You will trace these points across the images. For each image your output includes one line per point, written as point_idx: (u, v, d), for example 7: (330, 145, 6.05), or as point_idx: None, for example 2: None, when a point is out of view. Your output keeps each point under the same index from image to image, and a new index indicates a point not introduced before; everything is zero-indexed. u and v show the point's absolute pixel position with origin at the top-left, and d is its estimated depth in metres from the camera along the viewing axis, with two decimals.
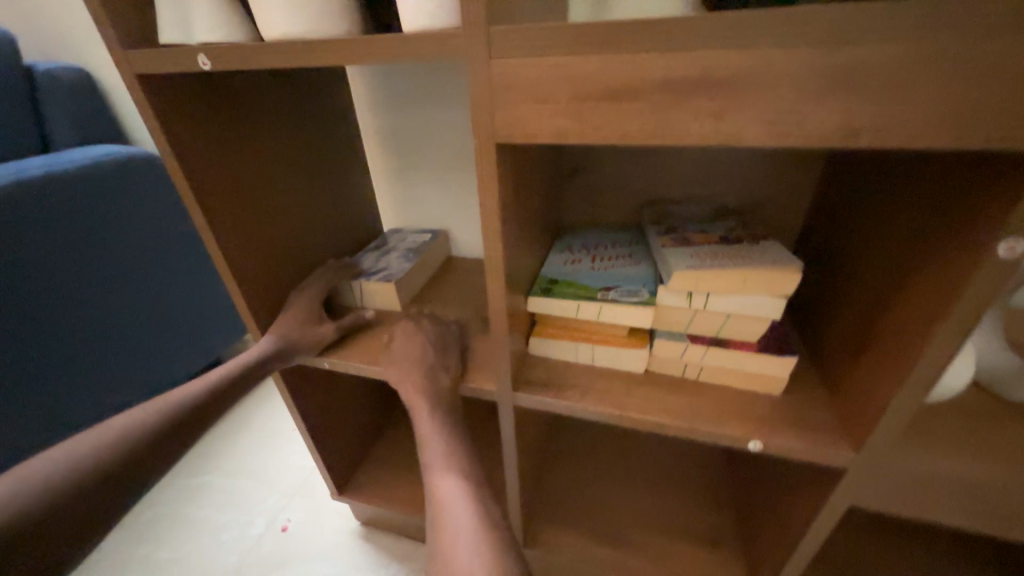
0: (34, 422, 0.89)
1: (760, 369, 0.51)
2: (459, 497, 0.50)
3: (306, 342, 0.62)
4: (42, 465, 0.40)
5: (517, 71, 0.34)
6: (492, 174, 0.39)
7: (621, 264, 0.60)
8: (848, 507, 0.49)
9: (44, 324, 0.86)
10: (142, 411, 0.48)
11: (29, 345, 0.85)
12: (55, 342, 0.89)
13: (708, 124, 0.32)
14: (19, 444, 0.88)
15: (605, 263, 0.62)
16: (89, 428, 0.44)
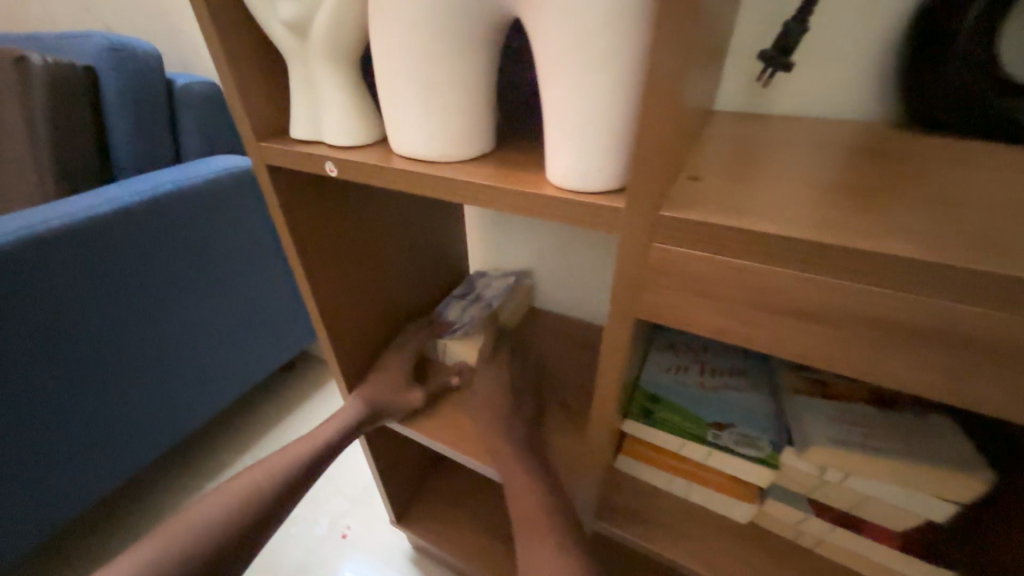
0: (153, 426, 0.94)
1: (891, 563, 0.44)
2: None
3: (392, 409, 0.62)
4: (170, 536, 0.50)
5: (680, 260, 0.28)
6: (620, 339, 0.34)
7: (736, 392, 0.52)
8: None
9: (168, 328, 0.92)
10: (244, 483, 0.55)
11: (156, 348, 0.91)
12: (177, 344, 0.94)
13: (928, 374, 0.25)
14: (146, 441, 0.94)
15: (713, 379, 0.54)
16: (216, 494, 0.54)
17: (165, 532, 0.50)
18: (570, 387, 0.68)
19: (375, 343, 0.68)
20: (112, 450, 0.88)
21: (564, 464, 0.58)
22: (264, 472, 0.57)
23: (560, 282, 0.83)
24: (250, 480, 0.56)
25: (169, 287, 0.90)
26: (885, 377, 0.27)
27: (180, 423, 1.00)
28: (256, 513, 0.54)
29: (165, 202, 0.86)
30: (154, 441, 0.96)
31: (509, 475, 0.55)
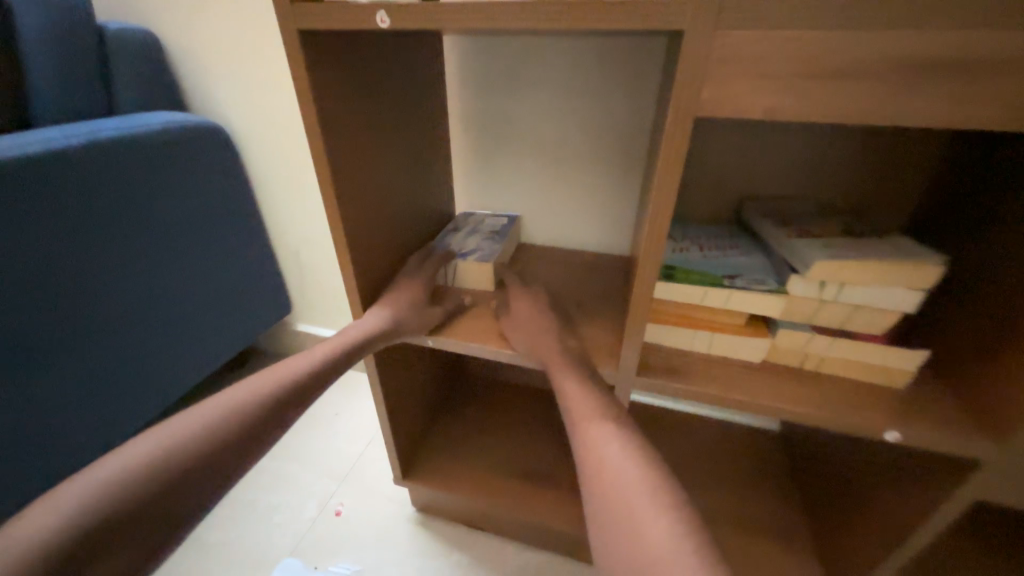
0: (91, 412, 0.82)
1: (887, 364, 0.51)
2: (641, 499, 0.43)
3: (415, 321, 0.61)
4: (174, 432, 0.45)
5: (741, 42, 0.34)
6: (679, 146, 0.40)
7: (736, 255, 0.60)
8: (976, 502, 0.49)
9: (108, 295, 0.81)
10: (253, 387, 0.51)
11: (94, 318, 0.79)
12: (119, 315, 0.83)
13: (931, 106, 0.33)
14: (85, 430, 0.81)
15: (715, 251, 0.61)
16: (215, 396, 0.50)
17: (167, 429, 0.45)
18: (581, 293, 0.71)
19: (385, 263, 0.66)
20: (39, 439, 0.75)
21: (597, 345, 0.60)
22: (274, 379, 0.53)
23: (553, 214, 0.83)
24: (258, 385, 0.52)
25: (112, 248, 0.80)
26: (900, 122, 0.34)
27: (131, 410, 0.88)
28: (267, 414, 0.50)
29: (103, 152, 0.76)
30: (94, 431, 0.83)
31: (550, 354, 0.58)
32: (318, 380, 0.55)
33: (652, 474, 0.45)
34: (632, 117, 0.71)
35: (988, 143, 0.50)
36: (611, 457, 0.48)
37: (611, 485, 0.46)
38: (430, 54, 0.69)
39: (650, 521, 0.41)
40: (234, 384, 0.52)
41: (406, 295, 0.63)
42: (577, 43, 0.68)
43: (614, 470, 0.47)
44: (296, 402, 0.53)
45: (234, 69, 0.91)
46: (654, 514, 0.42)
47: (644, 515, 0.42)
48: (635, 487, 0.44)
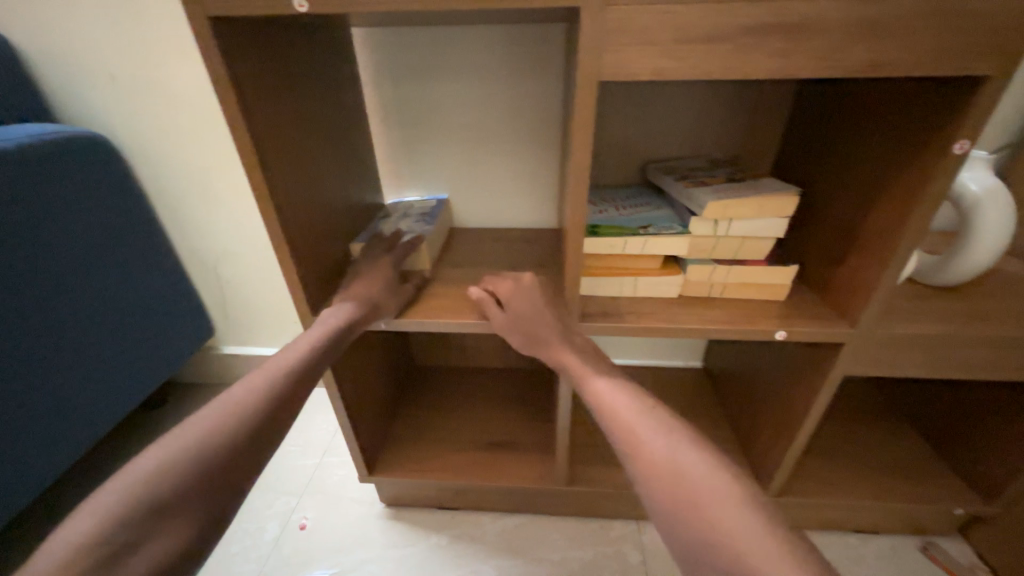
0: None
1: (771, 280, 0.63)
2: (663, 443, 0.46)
3: (384, 304, 0.63)
4: (159, 456, 0.44)
5: (628, 15, 0.41)
6: (589, 110, 0.46)
7: (647, 209, 0.68)
8: (844, 376, 0.62)
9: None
10: (233, 400, 0.50)
11: None
12: (8, 361, 0.72)
13: (774, 60, 0.42)
14: None
15: (630, 208, 0.69)
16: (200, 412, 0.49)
17: (152, 454, 0.44)
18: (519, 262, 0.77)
19: (323, 256, 0.66)
20: None
21: None
22: (250, 388, 0.52)
23: (481, 195, 0.87)
24: (236, 397, 0.51)
25: None
26: (755, 76, 0.43)
27: (41, 467, 0.79)
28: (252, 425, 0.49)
29: None
30: None
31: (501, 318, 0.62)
32: (300, 383, 0.55)
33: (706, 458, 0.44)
34: (541, 97, 0.77)
35: (822, 98, 0.63)
36: (658, 448, 0.46)
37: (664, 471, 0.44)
38: (342, 45, 0.69)
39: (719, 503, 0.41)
40: (212, 399, 0.50)
41: (360, 280, 0.63)
42: (482, 30, 0.72)
43: (669, 462, 0.45)
44: (281, 409, 0.52)
45: (113, 73, 0.82)
46: (720, 495, 0.41)
47: (709, 498, 0.41)
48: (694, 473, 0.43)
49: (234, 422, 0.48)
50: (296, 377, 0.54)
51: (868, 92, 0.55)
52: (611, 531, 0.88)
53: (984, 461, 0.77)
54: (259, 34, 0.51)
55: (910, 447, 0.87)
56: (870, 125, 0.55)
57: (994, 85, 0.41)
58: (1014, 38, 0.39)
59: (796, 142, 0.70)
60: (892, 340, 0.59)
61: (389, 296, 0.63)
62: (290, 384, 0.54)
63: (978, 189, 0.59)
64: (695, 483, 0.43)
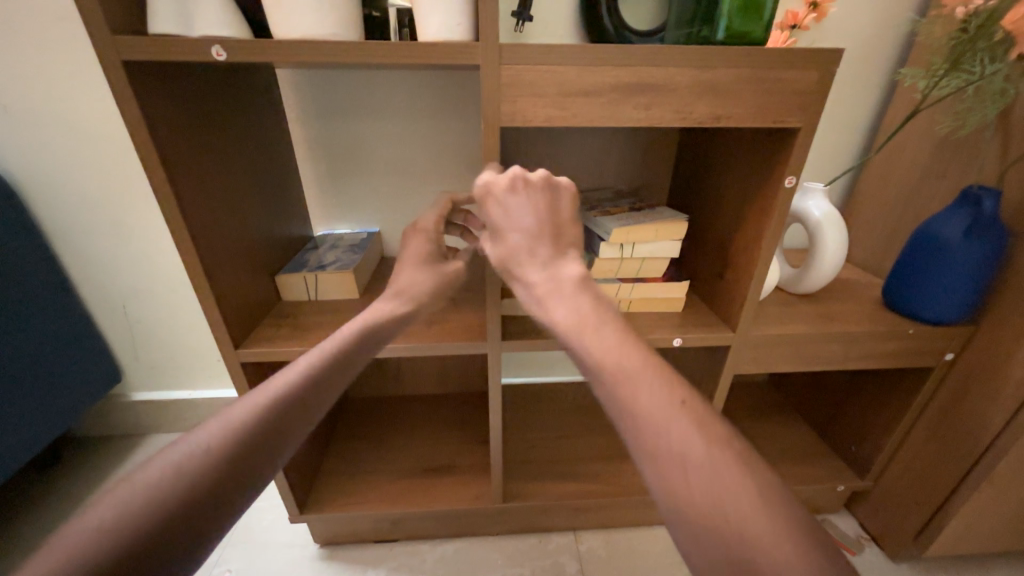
0: None
1: (668, 294, 0.73)
2: (642, 386, 0.36)
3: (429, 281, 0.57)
4: (129, 495, 0.34)
5: (520, 73, 0.48)
6: (494, 150, 0.52)
7: None
8: (732, 374, 0.72)
9: None
10: (228, 418, 0.40)
11: None
12: None
13: (641, 112, 0.51)
14: None
15: None
16: (209, 418, 0.40)
17: (121, 492, 0.34)
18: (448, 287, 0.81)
19: (245, 288, 0.66)
20: None
21: (466, 327, 0.70)
22: (253, 399, 0.42)
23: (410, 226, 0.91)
24: (234, 414, 0.41)
25: None
26: (628, 124, 0.52)
27: None
28: (258, 437, 0.40)
29: None
30: None
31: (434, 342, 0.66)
32: (311, 394, 0.45)
33: (720, 435, 0.34)
34: (462, 136, 0.84)
35: (696, 140, 0.76)
36: (638, 393, 0.36)
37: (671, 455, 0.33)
38: (264, 82, 0.71)
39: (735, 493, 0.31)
40: (215, 412, 0.41)
41: (409, 261, 0.59)
42: (404, 76, 0.78)
43: (646, 409, 0.35)
44: (285, 426, 0.42)
45: (6, 105, 0.78)
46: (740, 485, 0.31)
47: (722, 490, 0.31)
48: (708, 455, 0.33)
49: (224, 446, 0.38)
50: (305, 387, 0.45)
51: (726, 136, 0.67)
52: (549, 544, 0.91)
53: (856, 443, 0.90)
54: (174, 75, 0.52)
55: (801, 436, 0.99)
56: (729, 163, 0.67)
57: (804, 134, 0.53)
58: (811, 99, 0.52)
59: (681, 177, 0.81)
60: (765, 340, 0.70)
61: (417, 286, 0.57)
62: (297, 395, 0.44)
63: (819, 213, 0.72)
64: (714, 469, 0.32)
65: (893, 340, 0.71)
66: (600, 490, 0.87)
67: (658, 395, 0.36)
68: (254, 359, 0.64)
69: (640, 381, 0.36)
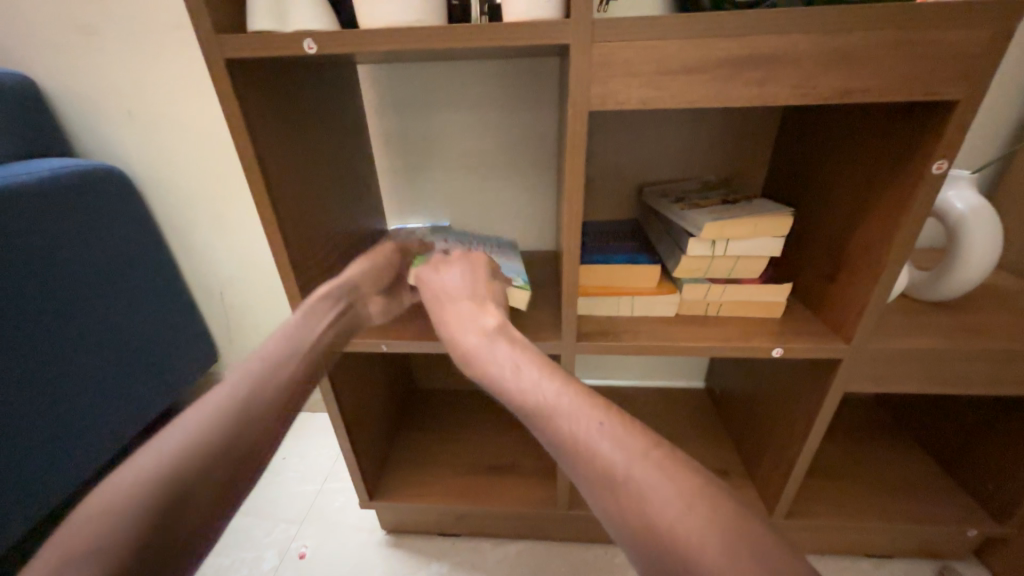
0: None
1: (766, 298, 0.64)
2: (573, 415, 0.38)
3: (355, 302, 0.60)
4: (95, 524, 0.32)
5: (614, 50, 0.44)
6: (580, 136, 0.48)
7: (625, 245, 0.73)
8: (842, 392, 0.62)
9: (20, 364, 0.73)
10: (183, 426, 0.39)
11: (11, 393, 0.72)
12: (36, 385, 0.76)
13: (753, 89, 0.44)
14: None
15: (605, 242, 0.75)
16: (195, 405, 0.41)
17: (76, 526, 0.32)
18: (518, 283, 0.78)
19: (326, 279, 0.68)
20: None
21: (540, 325, 0.67)
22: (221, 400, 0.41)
23: (481, 220, 0.90)
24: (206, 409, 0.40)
25: (19, 312, 0.73)
26: (735, 103, 0.46)
27: (40, 497, 0.77)
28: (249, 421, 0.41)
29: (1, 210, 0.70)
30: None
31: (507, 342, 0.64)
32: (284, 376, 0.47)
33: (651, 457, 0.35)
34: (537, 127, 0.80)
35: (807, 121, 0.66)
36: (574, 424, 0.37)
37: (614, 490, 0.33)
38: (348, 78, 0.73)
39: (677, 518, 0.31)
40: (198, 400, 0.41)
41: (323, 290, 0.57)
42: (480, 66, 0.76)
43: (585, 439, 0.36)
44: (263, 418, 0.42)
45: (130, 110, 0.87)
46: (680, 503, 0.32)
47: (667, 511, 0.31)
48: (649, 484, 0.33)
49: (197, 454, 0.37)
50: (283, 374, 0.47)
51: (850, 115, 0.57)
52: (615, 557, 0.86)
53: (993, 482, 0.76)
54: (270, 72, 0.54)
55: (918, 467, 0.85)
56: (853, 147, 0.57)
57: (962, 111, 0.44)
58: (975, 65, 0.42)
59: (784, 166, 0.72)
60: (888, 356, 0.59)
61: (332, 329, 0.55)
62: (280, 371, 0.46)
63: (963, 207, 0.60)
64: (655, 501, 0.32)
65: None
66: None
67: (588, 426, 0.37)
68: None
69: (571, 413, 0.38)
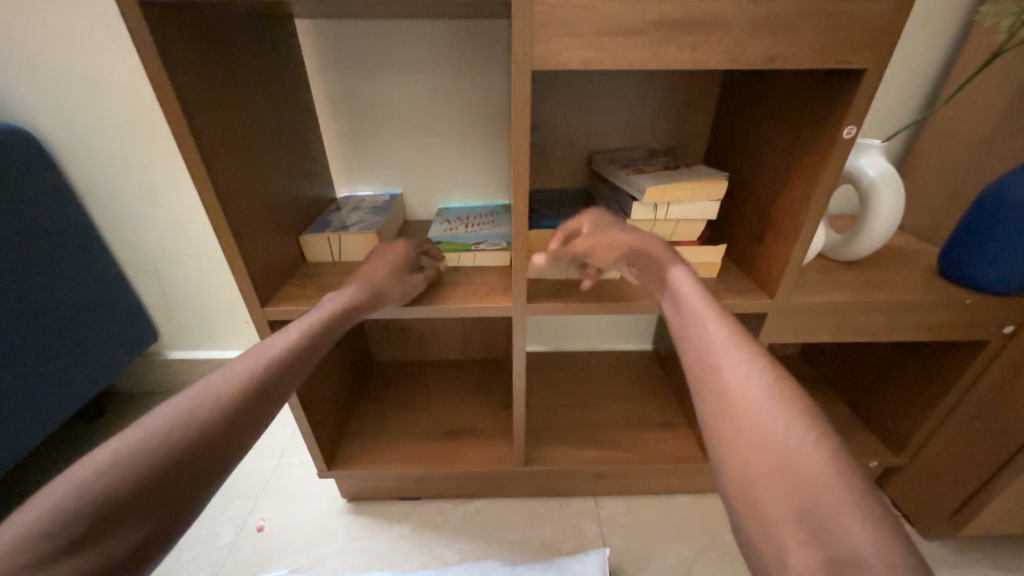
0: None
1: (702, 259, 0.69)
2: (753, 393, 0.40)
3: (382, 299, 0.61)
4: (74, 484, 0.35)
5: (555, 8, 0.44)
6: (524, 96, 0.49)
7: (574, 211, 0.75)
8: (767, 344, 0.69)
9: None
10: (175, 408, 0.42)
11: None
12: None
13: (686, 52, 0.46)
14: None
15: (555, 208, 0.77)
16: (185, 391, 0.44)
17: (59, 486, 0.35)
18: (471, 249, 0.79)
19: (269, 246, 0.65)
20: None
21: (491, 289, 0.68)
22: (224, 379, 0.46)
23: (433, 187, 0.89)
24: (213, 382, 0.45)
25: None
26: (670, 67, 0.47)
27: None
28: (227, 417, 0.43)
29: None
30: None
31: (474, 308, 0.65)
32: (277, 376, 0.49)
33: (785, 393, 0.39)
34: (488, 92, 0.80)
35: (742, 90, 0.70)
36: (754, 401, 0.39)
37: (743, 408, 0.40)
38: (284, 32, 0.68)
39: (790, 437, 0.36)
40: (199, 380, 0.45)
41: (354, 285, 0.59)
42: (428, 24, 0.74)
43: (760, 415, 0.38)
44: (248, 416, 0.45)
45: (33, 63, 0.78)
46: (792, 426, 0.37)
47: (780, 431, 0.37)
48: (773, 410, 0.38)
49: (192, 430, 0.41)
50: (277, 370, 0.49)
51: (778, 84, 0.61)
52: (569, 508, 0.91)
53: (892, 420, 0.86)
54: (192, 20, 0.50)
55: (832, 411, 0.96)
56: (780, 114, 0.61)
57: (869, 79, 0.48)
58: (882, 36, 0.46)
59: (722, 133, 0.76)
60: (806, 309, 0.66)
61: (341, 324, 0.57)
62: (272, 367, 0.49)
63: (873, 172, 0.67)
64: (772, 420, 0.37)
65: (946, 310, 0.66)
66: (625, 457, 0.86)
67: (737, 359, 0.43)
68: (281, 318, 0.64)
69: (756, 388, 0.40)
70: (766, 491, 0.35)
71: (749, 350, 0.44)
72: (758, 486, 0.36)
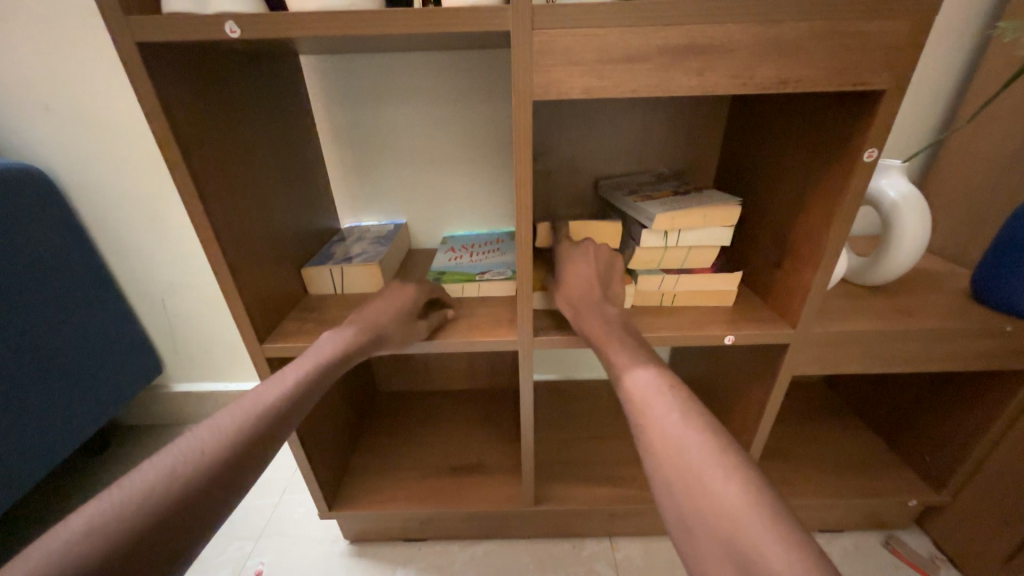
0: None
1: (717, 286, 0.66)
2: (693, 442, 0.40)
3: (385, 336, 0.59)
4: (39, 563, 0.31)
5: (554, 38, 0.43)
6: (526, 126, 0.47)
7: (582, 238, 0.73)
8: (791, 376, 0.65)
9: None
10: (166, 458, 0.40)
11: None
12: None
13: (693, 78, 0.45)
14: None
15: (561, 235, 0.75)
16: (177, 439, 0.42)
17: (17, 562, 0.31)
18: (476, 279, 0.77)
19: (269, 280, 0.64)
20: None
21: (497, 321, 0.66)
22: (209, 436, 0.43)
23: (437, 216, 0.87)
24: (203, 430, 0.43)
25: None
26: (677, 93, 0.46)
27: None
28: (222, 466, 0.42)
29: None
30: None
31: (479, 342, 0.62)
32: (274, 422, 0.47)
33: (714, 432, 0.40)
34: (491, 120, 0.79)
35: (752, 112, 0.68)
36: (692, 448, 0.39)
37: (685, 457, 0.39)
38: (287, 68, 0.69)
39: (715, 476, 0.36)
40: (191, 428, 0.44)
41: (353, 321, 0.58)
42: (431, 57, 0.74)
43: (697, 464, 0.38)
44: (245, 465, 0.43)
45: (47, 104, 0.80)
46: (725, 466, 0.37)
47: (708, 470, 0.37)
48: (705, 449, 0.39)
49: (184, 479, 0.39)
50: (272, 414, 0.47)
51: (790, 106, 0.59)
52: (583, 550, 0.86)
53: (932, 455, 0.80)
54: (193, 60, 0.50)
55: (862, 444, 0.90)
56: (793, 137, 0.59)
57: (888, 100, 0.46)
58: (900, 55, 0.44)
59: (733, 157, 0.74)
60: (832, 338, 0.62)
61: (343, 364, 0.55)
62: (265, 410, 0.47)
63: (896, 194, 0.63)
64: (704, 460, 0.38)
65: (984, 337, 0.62)
66: (639, 496, 0.82)
67: (672, 401, 0.44)
68: (280, 355, 0.62)
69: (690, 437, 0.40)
70: (711, 537, 0.35)
71: (676, 392, 0.45)
72: (698, 533, 0.36)
